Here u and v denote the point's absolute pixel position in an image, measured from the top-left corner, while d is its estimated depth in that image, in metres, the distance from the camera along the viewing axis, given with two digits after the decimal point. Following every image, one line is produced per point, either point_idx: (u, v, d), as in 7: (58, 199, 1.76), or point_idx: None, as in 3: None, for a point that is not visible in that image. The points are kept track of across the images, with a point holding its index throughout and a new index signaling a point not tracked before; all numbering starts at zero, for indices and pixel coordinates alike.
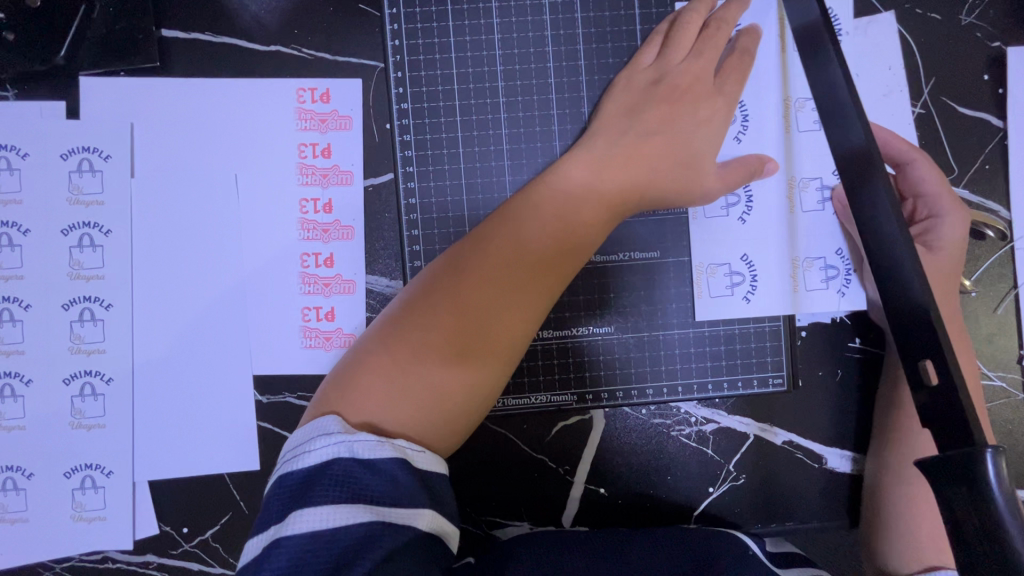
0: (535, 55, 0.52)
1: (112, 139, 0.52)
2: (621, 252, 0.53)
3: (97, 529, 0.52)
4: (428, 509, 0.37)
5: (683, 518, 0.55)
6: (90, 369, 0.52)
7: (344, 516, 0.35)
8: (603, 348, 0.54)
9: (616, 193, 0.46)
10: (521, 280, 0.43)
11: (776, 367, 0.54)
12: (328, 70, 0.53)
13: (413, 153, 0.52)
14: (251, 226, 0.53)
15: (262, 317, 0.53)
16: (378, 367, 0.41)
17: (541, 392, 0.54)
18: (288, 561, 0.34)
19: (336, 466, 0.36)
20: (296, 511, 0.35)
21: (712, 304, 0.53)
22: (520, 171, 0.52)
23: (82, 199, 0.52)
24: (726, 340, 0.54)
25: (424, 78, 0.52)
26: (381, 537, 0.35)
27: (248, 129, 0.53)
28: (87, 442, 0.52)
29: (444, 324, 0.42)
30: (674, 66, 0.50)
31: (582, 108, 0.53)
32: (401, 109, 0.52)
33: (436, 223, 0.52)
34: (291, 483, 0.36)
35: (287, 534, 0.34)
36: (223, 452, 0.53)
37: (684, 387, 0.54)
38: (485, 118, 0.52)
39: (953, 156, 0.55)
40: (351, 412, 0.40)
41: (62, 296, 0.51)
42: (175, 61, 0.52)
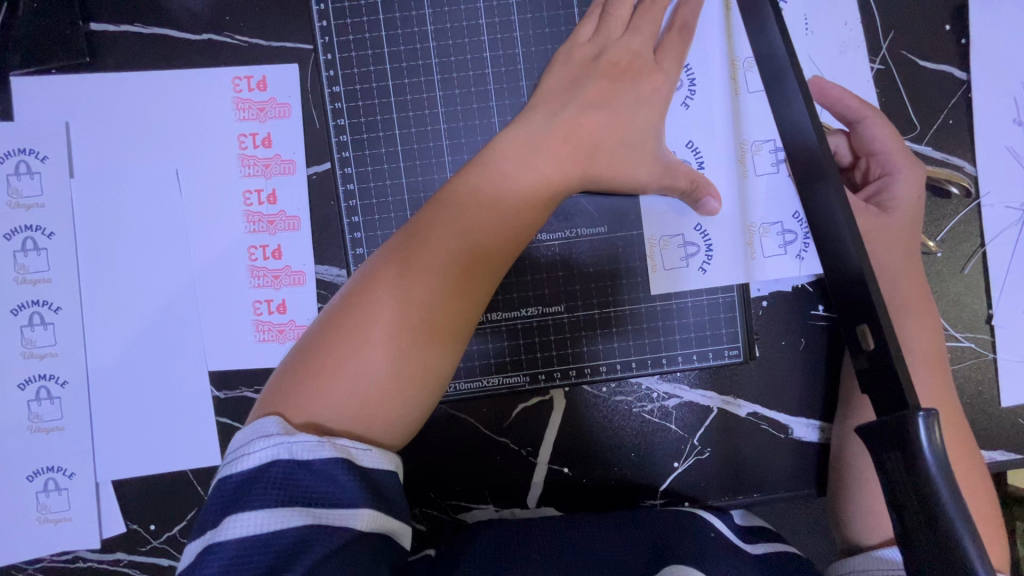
0: (469, 29, 0.51)
1: (47, 139, 0.51)
2: (568, 229, 0.52)
3: (65, 529, 0.52)
4: (368, 509, 0.36)
5: (650, 494, 0.55)
6: (44, 373, 0.52)
7: (280, 520, 0.34)
8: (556, 327, 0.53)
9: (559, 172, 0.45)
10: (463, 268, 0.42)
11: (732, 338, 0.53)
12: (263, 56, 0.51)
13: (348, 138, 0.51)
14: (196, 222, 0.52)
15: (214, 314, 0.53)
16: (319, 365, 0.40)
17: (493, 374, 0.53)
18: (221, 565, 0.33)
19: (274, 469, 0.35)
20: (231, 515, 0.34)
21: (667, 277, 0.52)
22: (460, 150, 0.51)
23: (22, 203, 0.51)
24: (681, 312, 0.53)
25: (354, 59, 0.51)
26: (318, 540, 0.34)
27: (186, 122, 0.52)
28: (48, 445, 0.52)
29: (386, 317, 0.40)
30: (613, 42, 0.48)
31: (521, 82, 0.51)
32: (333, 92, 0.51)
33: (376, 207, 0.52)
34: (228, 487, 0.35)
35: (222, 540, 0.34)
36: (185, 449, 0.53)
37: (638, 362, 0.53)
38: (420, 97, 0.51)
39: (914, 113, 0.53)
40: (295, 413, 0.39)
41: (10, 301, 0.51)
42: (105, 55, 0.51)
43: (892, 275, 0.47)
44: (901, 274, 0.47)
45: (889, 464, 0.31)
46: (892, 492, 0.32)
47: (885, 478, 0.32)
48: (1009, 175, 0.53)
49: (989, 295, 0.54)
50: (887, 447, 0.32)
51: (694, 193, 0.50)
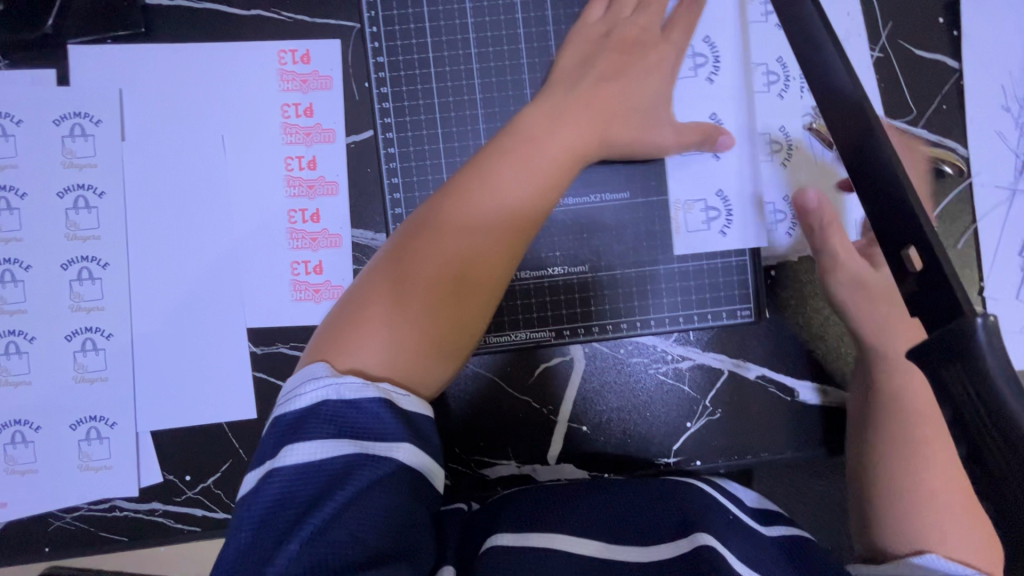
0: (504, 7, 0.55)
1: (102, 104, 0.54)
2: (592, 196, 0.55)
3: (104, 478, 0.54)
4: (407, 443, 0.38)
5: (663, 453, 0.58)
6: (90, 326, 0.54)
7: (331, 450, 0.37)
8: (580, 287, 0.56)
9: (580, 140, 0.49)
10: (495, 229, 0.46)
11: (744, 299, 0.57)
12: (308, 31, 0.55)
13: (390, 105, 0.55)
14: (240, 185, 0.55)
15: (253, 272, 0.55)
16: (362, 319, 0.43)
17: (520, 330, 0.56)
18: (280, 491, 0.36)
19: (325, 408, 0.38)
20: (287, 446, 0.37)
21: (690, 239, 0.56)
22: (494, 119, 0.55)
23: (75, 163, 0.54)
24: (698, 274, 0.56)
25: (398, 32, 0.54)
26: (365, 467, 0.36)
27: (233, 91, 0.55)
28: (91, 395, 0.54)
29: (425, 273, 0.43)
30: (620, 21, 0.53)
31: (551, 57, 0.55)
32: (378, 62, 0.54)
33: (414, 171, 0.55)
34: (284, 424, 0.38)
35: (280, 467, 0.36)
36: (222, 403, 0.55)
37: (656, 321, 0.57)
38: (459, 69, 0.55)
39: (911, 98, 0.58)
40: (340, 359, 0.41)
41: (60, 256, 0.54)
42: (159, 27, 0.54)
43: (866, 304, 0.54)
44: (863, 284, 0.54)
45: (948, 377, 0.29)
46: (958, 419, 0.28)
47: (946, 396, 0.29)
48: (998, 156, 0.58)
49: (981, 268, 0.58)
50: (946, 362, 0.29)
51: (706, 144, 0.55)
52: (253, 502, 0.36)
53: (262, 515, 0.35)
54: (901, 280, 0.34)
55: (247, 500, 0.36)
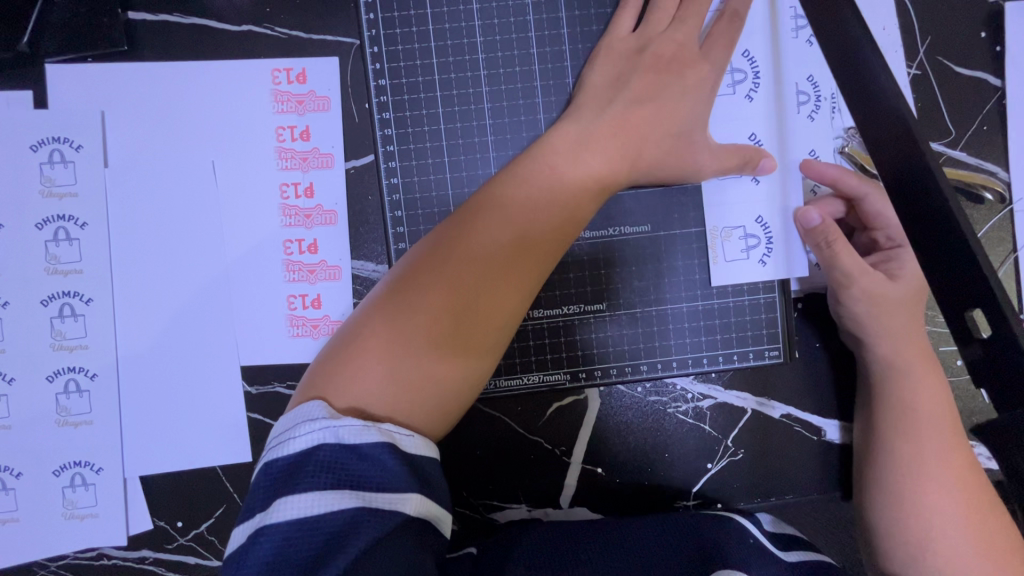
0: (517, 25, 0.51)
1: (82, 129, 0.50)
2: (610, 228, 0.52)
3: (90, 526, 0.51)
4: (416, 492, 0.35)
5: (683, 497, 0.54)
6: (73, 365, 0.51)
7: (329, 503, 0.32)
8: (597, 325, 0.53)
9: (607, 167, 0.45)
10: (509, 255, 0.41)
11: (772, 338, 0.53)
12: (303, 49, 0.51)
13: (393, 131, 0.51)
14: (232, 214, 0.52)
15: (246, 307, 0.52)
16: (363, 353, 0.38)
17: (533, 372, 0.53)
18: (271, 552, 0.31)
19: (321, 453, 0.34)
20: (279, 498, 0.32)
21: (728, 268, 0.52)
22: (505, 147, 0.51)
23: (55, 192, 0.50)
24: (721, 312, 0.53)
25: (401, 52, 0.50)
26: (368, 523, 0.32)
27: (223, 113, 0.51)
28: (75, 439, 0.51)
29: (431, 297, 0.39)
30: (652, 37, 0.49)
31: (566, 78, 0.51)
32: (379, 85, 0.51)
33: (419, 202, 0.51)
34: (275, 470, 0.34)
35: (271, 523, 0.31)
36: (215, 446, 0.52)
37: (679, 362, 0.53)
38: (467, 92, 0.51)
39: (949, 118, 0.54)
40: (340, 391, 0.37)
41: (40, 292, 0.50)
42: (144, 45, 0.51)
43: (895, 341, 0.49)
44: (886, 318, 0.49)
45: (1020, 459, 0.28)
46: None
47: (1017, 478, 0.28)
48: None
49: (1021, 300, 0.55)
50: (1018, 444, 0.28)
51: (746, 166, 0.50)
52: (242, 564, 0.31)
53: None
54: (964, 343, 0.35)
55: (236, 560, 0.32)
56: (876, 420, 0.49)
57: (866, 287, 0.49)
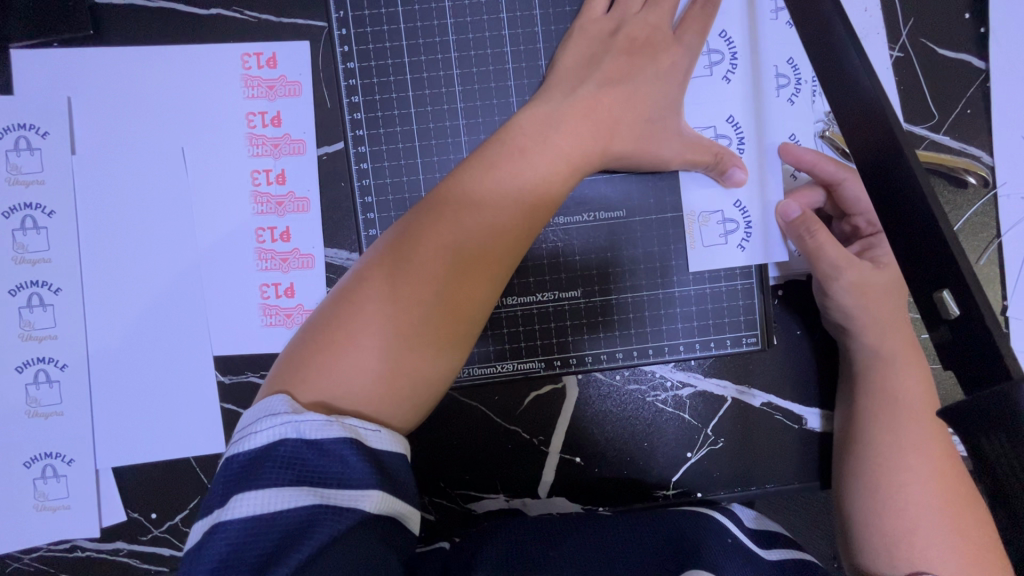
0: (488, 6, 0.50)
1: (48, 115, 0.49)
2: (586, 213, 0.51)
3: (63, 517, 0.51)
4: (377, 490, 0.33)
5: (662, 486, 0.54)
6: (43, 356, 0.50)
7: (287, 499, 0.31)
8: (572, 312, 0.52)
9: (576, 149, 0.44)
10: (477, 243, 0.40)
11: (750, 326, 0.52)
12: (273, 32, 0.50)
13: (362, 116, 0.50)
14: (203, 202, 0.51)
15: (218, 296, 0.51)
16: (328, 345, 0.37)
17: (508, 361, 0.52)
18: (226, 549, 0.30)
19: (282, 449, 0.32)
20: (237, 495, 0.31)
21: (706, 253, 0.52)
22: (476, 131, 0.50)
23: (22, 179, 0.50)
24: (700, 300, 0.52)
25: (369, 35, 0.49)
26: (328, 521, 0.31)
27: (192, 99, 0.50)
28: (46, 430, 0.50)
29: (400, 287, 0.38)
30: (625, 19, 0.48)
31: (539, 61, 0.50)
32: (348, 68, 0.50)
33: (390, 188, 0.51)
34: (233, 466, 0.32)
35: (227, 520, 0.30)
36: (188, 436, 0.52)
37: (655, 349, 0.53)
38: (437, 76, 0.50)
39: (932, 101, 0.53)
40: (306, 384, 0.36)
41: (9, 281, 0.50)
42: (109, 29, 0.50)
43: (878, 329, 0.48)
44: (871, 306, 0.48)
45: (988, 443, 0.27)
46: (995, 484, 0.26)
47: (983, 463, 0.27)
48: None
49: (1005, 286, 0.54)
50: (985, 426, 0.27)
51: (718, 165, 0.50)
52: (196, 561, 0.30)
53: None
54: (932, 325, 0.35)
55: (190, 558, 0.31)
56: (856, 409, 0.49)
57: (852, 279, 0.48)
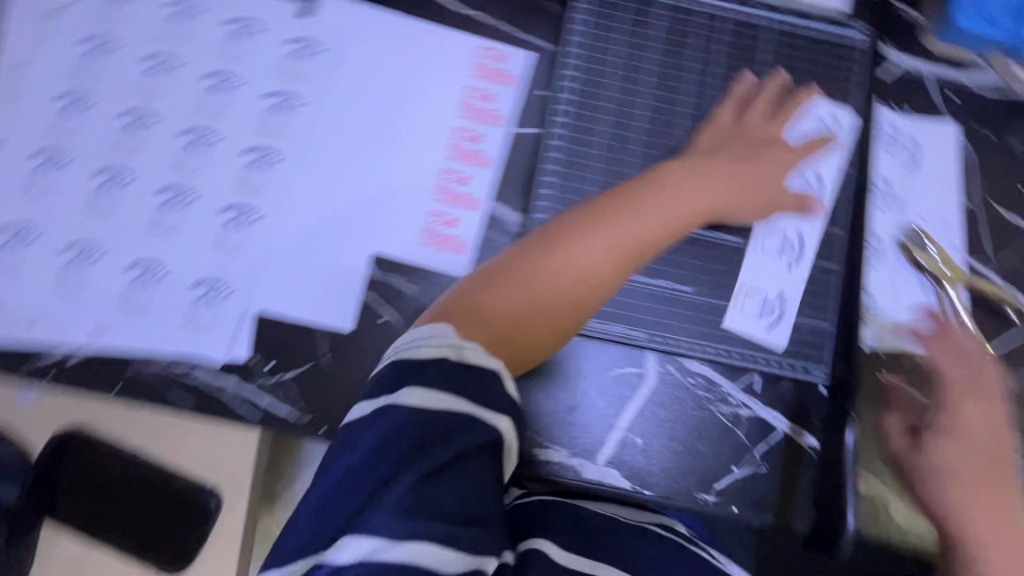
0: (675, 68, 0.65)
1: (329, 41, 0.64)
2: (706, 232, 0.62)
3: (201, 337, 0.58)
4: (506, 417, 0.45)
5: (705, 489, 0.60)
6: (247, 205, 0.60)
7: (443, 405, 0.44)
8: (679, 303, 0.61)
9: (706, 198, 0.56)
10: (620, 243, 0.51)
11: (818, 359, 0.61)
12: (511, 40, 0.66)
13: (570, 109, 0.64)
14: (414, 135, 0.63)
15: (397, 207, 0.62)
16: (478, 305, 0.50)
17: (620, 325, 0.61)
18: (390, 428, 0.43)
19: (444, 363, 0.45)
20: (406, 389, 0.44)
21: (760, 260, 0.62)
22: (652, 147, 0.63)
23: (291, 75, 0.63)
24: (779, 326, 0.61)
25: (594, 57, 0.64)
26: (468, 431, 0.43)
27: (435, 63, 0.64)
28: (224, 262, 0.59)
29: (552, 274, 0.51)
30: (774, 110, 0.62)
31: (700, 118, 0.64)
32: (569, 74, 0.64)
33: (574, 164, 0.63)
34: (406, 363, 0.46)
35: (397, 406, 0.44)
36: (328, 309, 0.60)
37: (732, 353, 0.61)
38: (633, 98, 0.64)
39: (994, 250, 0.64)
40: (461, 326, 0.49)
41: (248, 142, 0.61)
42: (395, 0, 0.65)
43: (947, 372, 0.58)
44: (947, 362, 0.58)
45: None
46: None
47: None
48: None
49: None
50: None
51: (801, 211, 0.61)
52: (368, 427, 0.44)
53: (375, 444, 0.43)
54: None
55: (362, 424, 0.45)
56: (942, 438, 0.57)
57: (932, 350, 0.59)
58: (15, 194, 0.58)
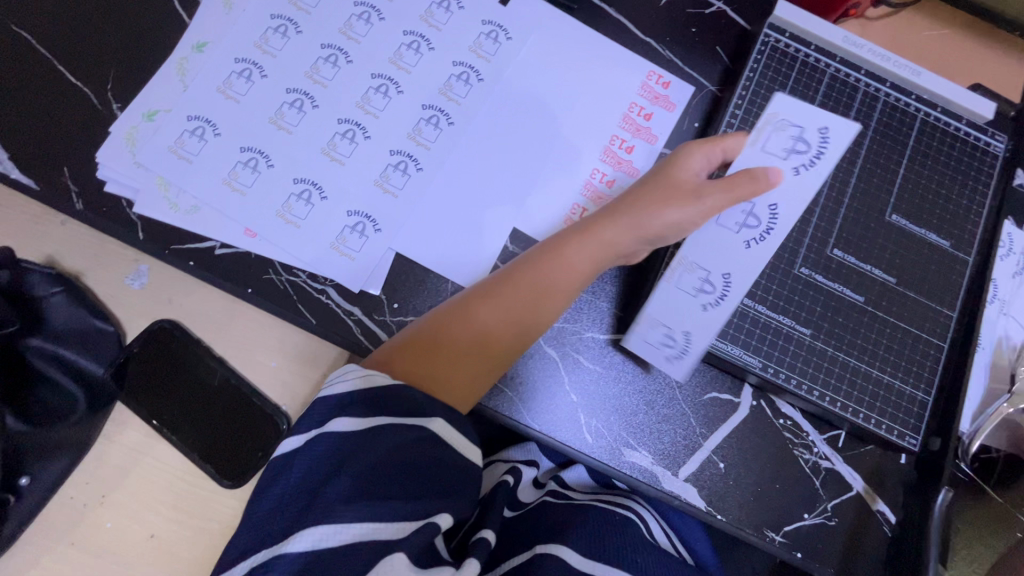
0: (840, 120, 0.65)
1: (515, 29, 0.67)
2: (835, 284, 0.62)
3: (343, 263, 0.61)
4: (439, 418, 0.50)
5: (774, 528, 0.61)
6: (411, 154, 0.64)
7: (363, 421, 0.48)
8: (797, 342, 0.61)
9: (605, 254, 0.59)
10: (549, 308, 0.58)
11: (917, 429, 0.60)
12: (679, 70, 0.69)
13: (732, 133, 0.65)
14: (573, 131, 0.66)
15: (542, 191, 0.65)
16: (429, 344, 0.55)
17: (737, 348, 0.61)
18: (323, 448, 0.46)
19: (333, 402, 0.49)
20: (334, 420, 0.48)
21: (761, 155, 0.57)
22: None
23: (477, 52, 0.67)
24: (884, 387, 0.61)
25: (765, 87, 0.65)
26: (390, 432, 0.47)
27: (604, 73, 0.67)
28: (379, 200, 0.63)
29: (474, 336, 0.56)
30: (919, 190, 0.64)
31: (852, 174, 0.64)
32: (739, 100, 0.65)
33: None
34: (325, 402, 0.49)
35: (327, 433, 0.47)
36: (459, 266, 0.62)
37: (834, 402, 0.61)
38: None
39: None
40: (422, 351, 0.55)
41: (425, 99, 0.65)
42: (582, 9, 0.69)
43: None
44: None
45: None
46: None
47: None
48: None
49: None
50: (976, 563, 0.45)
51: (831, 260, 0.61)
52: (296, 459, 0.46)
53: (315, 459, 0.46)
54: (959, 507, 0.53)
55: (283, 465, 0.47)
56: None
57: None
58: (213, 91, 0.63)
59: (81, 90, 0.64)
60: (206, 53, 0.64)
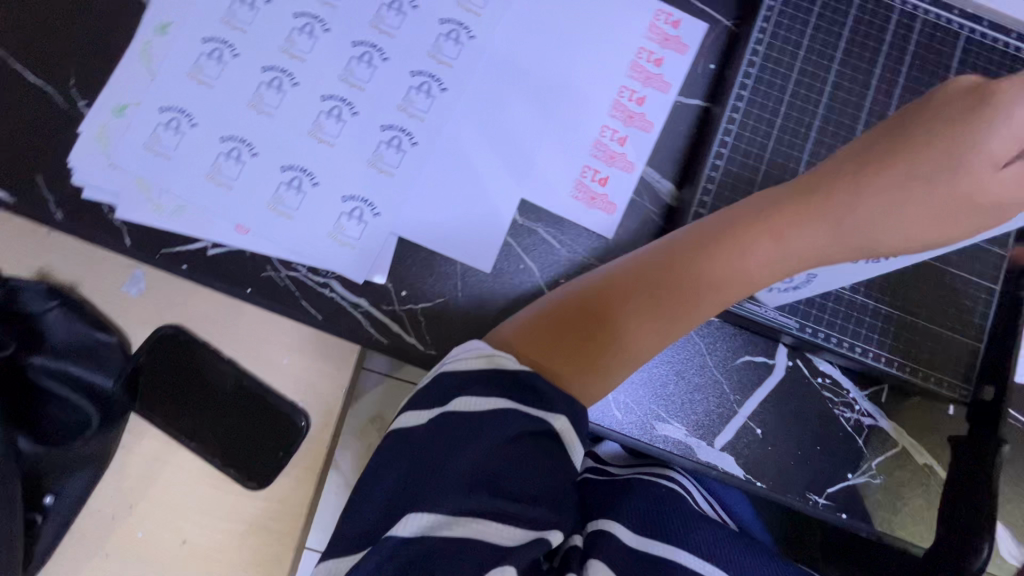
0: (872, 49, 0.59)
1: None
2: None
3: (345, 252, 0.58)
4: (563, 415, 0.47)
5: (817, 492, 0.59)
6: (404, 127, 0.59)
7: (485, 404, 0.46)
8: (836, 299, 0.58)
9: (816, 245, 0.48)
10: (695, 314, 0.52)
11: (965, 379, 0.57)
12: (689, 6, 0.62)
13: (754, 74, 0.59)
14: (578, 86, 0.60)
15: (550, 156, 0.60)
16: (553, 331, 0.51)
17: (773, 310, 0.58)
18: (434, 430, 0.46)
19: (450, 383, 0.48)
20: (455, 398, 0.47)
21: None
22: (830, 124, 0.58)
23: (465, 6, 0.60)
24: (930, 338, 0.57)
25: (787, 21, 0.59)
26: (508, 424, 0.45)
27: (608, 16, 0.61)
28: (374, 181, 0.58)
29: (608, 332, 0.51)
30: None
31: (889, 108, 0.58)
32: (759, 38, 0.59)
33: (745, 138, 0.59)
34: (443, 379, 0.48)
35: (447, 413, 0.46)
36: (467, 245, 0.59)
37: (876, 358, 0.57)
38: (819, 72, 0.59)
39: None
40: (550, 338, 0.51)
41: (413, 65, 0.60)
42: None
43: None
44: None
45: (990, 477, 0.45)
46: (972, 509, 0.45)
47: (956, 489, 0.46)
48: None
49: None
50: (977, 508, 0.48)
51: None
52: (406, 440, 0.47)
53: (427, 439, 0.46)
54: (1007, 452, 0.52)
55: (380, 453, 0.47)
56: None
57: None
58: (183, 77, 0.58)
59: (42, 89, 0.59)
60: (171, 35, 0.58)
